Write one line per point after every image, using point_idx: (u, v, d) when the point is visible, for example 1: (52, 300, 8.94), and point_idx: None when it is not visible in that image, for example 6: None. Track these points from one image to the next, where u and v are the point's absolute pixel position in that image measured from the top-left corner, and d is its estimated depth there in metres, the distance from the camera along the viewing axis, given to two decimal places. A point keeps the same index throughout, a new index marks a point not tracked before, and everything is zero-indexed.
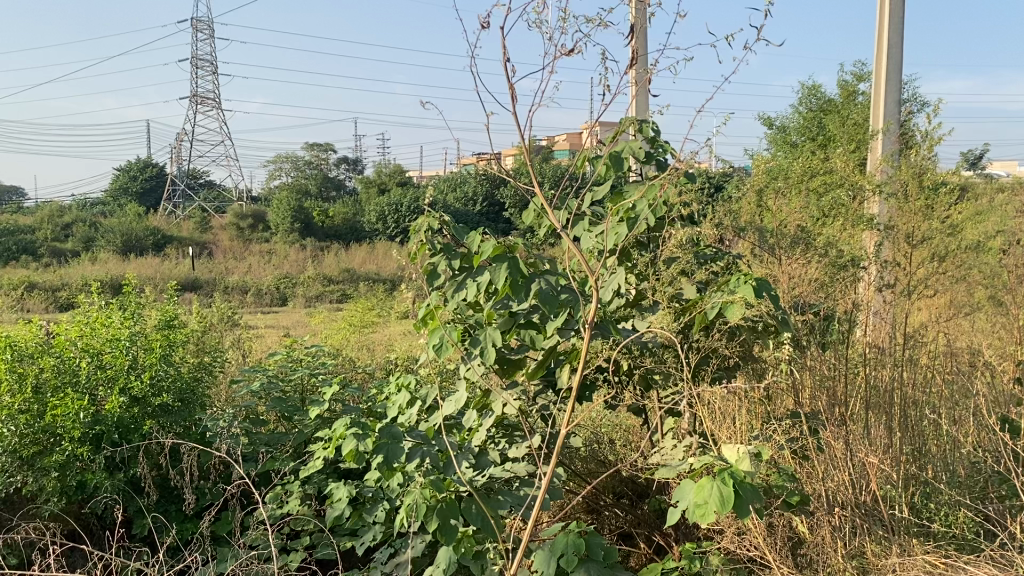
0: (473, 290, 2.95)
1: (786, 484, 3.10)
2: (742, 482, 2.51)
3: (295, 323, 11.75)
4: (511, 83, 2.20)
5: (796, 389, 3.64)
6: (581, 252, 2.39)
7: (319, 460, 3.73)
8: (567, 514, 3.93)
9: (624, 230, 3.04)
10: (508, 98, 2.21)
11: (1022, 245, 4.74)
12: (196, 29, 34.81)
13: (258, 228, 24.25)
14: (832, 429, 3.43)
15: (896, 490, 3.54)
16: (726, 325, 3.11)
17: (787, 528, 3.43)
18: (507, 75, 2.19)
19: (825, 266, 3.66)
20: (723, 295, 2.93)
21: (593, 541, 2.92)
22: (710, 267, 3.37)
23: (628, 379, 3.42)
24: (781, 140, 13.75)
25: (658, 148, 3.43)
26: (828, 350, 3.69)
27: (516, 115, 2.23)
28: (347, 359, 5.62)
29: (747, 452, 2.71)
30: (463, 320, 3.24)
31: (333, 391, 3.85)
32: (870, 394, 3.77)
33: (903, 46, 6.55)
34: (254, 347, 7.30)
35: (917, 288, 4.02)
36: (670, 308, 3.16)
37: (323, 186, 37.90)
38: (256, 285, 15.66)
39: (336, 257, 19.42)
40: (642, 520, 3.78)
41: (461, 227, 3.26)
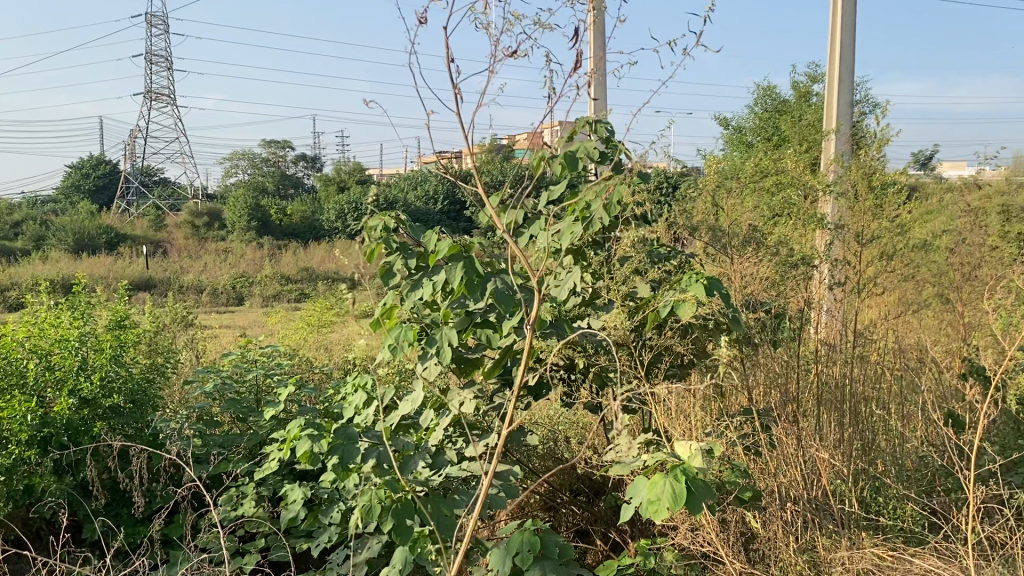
0: (428, 289, 2.94)
1: (738, 481, 3.15)
2: (694, 478, 2.54)
3: (252, 322, 11.63)
4: (453, 82, 2.15)
5: (748, 386, 3.69)
6: (525, 257, 2.32)
7: (274, 461, 3.69)
8: (524, 512, 3.94)
9: (579, 230, 3.05)
10: (450, 98, 2.16)
11: (968, 244, 4.86)
12: (150, 24, 34.25)
13: (215, 227, 23.91)
14: (783, 425, 3.49)
15: (845, 484, 3.61)
16: (679, 323, 3.18)
17: (740, 524, 3.48)
18: (449, 74, 2.13)
19: (776, 265, 3.73)
20: (675, 294, 2.98)
21: (549, 539, 2.91)
22: (664, 266, 3.41)
23: (583, 377, 3.44)
24: (737, 140, 13.92)
25: (613, 148, 3.46)
26: (780, 348, 3.75)
27: (458, 115, 2.17)
28: (304, 359, 5.57)
29: (699, 448, 2.75)
30: (419, 320, 3.23)
31: (288, 391, 3.82)
32: (820, 391, 3.84)
33: (855, 48, 6.66)
34: (209, 346, 7.20)
35: (865, 286, 4.11)
36: (625, 307, 3.26)
37: (281, 184, 37.52)
38: (212, 285, 15.45)
39: (295, 256, 19.24)
40: (598, 517, 3.80)
41: (416, 227, 3.27)
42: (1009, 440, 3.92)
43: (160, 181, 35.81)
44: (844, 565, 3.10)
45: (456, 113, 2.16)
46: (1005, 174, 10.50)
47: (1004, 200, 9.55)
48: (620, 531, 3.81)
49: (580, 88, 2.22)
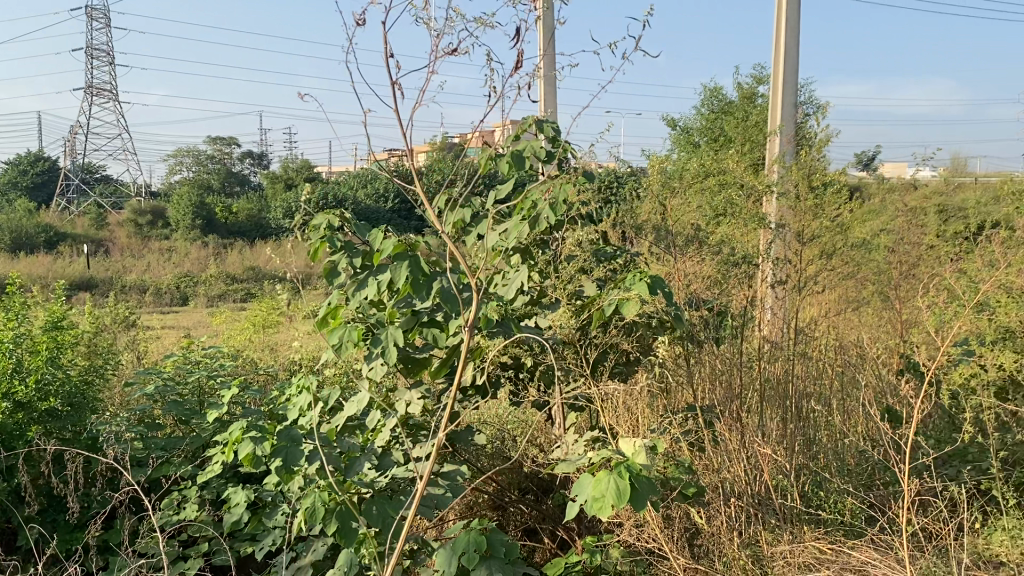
0: (372, 289, 2.90)
1: (682, 477, 3.19)
2: (638, 475, 2.57)
3: (196, 323, 11.41)
4: (392, 78, 2.14)
5: (693, 383, 3.74)
6: (463, 255, 2.29)
7: (217, 464, 3.63)
8: (471, 512, 3.93)
9: (526, 229, 3.05)
10: (389, 94, 2.14)
11: (905, 243, 4.99)
12: (91, 17, 33.40)
13: (158, 226, 23.42)
14: (726, 420, 3.56)
15: (787, 479, 3.68)
16: (623, 322, 3.22)
17: (685, 520, 3.53)
18: (387, 69, 2.12)
19: (718, 263, 3.82)
20: (620, 292, 3.00)
21: (495, 538, 2.91)
22: (610, 265, 3.43)
23: (531, 376, 3.44)
24: (684, 140, 14.09)
25: (559, 148, 3.46)
26: (724, 345, 3.80)
27: (397, 112, 2.16)
28: (249, 360, 5.48)
29: (643, 445, 2.78)
30: (364, 319, 3.18)
31: (232, 393, 3.75)
32: (763, 387, 3.90)
33: (798, 50, 6.78)
34: (151, 347, 7.05)
35: (806, 284, 4.19)
36: (570, 305, 3.32)
37: (227, 182, 36.92)
38: (155, 285, 15.13)
39: (241, 255, 18.94)
40: (547, 516, 3.81)
41: (362, 225, 3.23)
42: (943, 434, 4.04)
43: (101, 179, 34.95)
44: (785, 559, 3.16)
45: (395, 111, 2.15)
46: (941, 175, 10.81)
47: (940, 199, 9.83)
48: (568, 529, 3.82)
49: (521, 89, 2.21)
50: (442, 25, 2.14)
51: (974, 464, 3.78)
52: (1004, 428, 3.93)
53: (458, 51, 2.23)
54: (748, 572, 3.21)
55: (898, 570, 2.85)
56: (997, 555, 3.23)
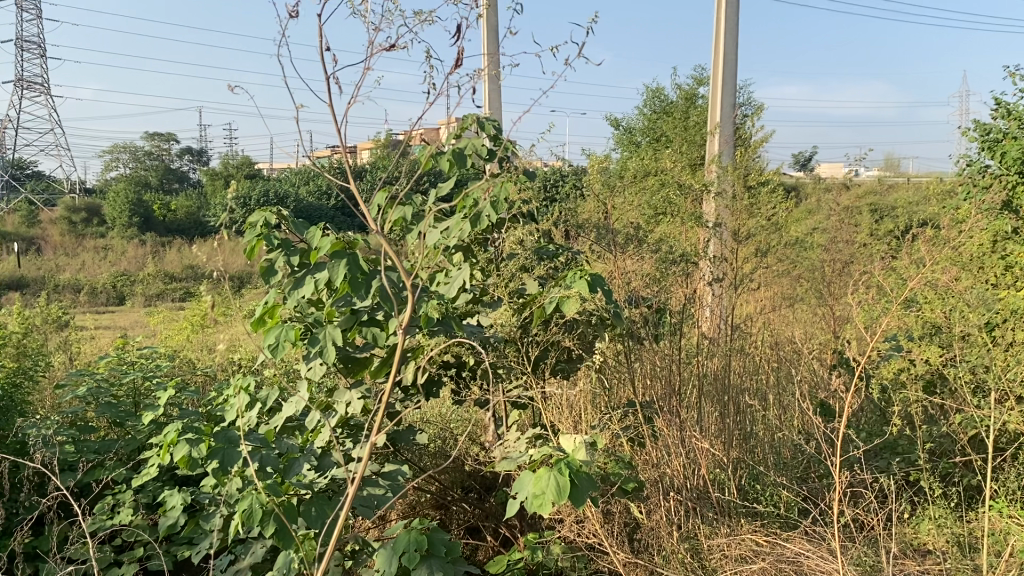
0: (310, 287, 2.87)
1: (622, 473, 3.23)
2: (578, 472, 2.59)
3: (133, 323, 11.15)
4: (327, 74, 2.03)
5: (633, 380, 3.78)
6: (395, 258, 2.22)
7: (152, 467, 3.55)
8: (414, 510, 3.91)
9: (467, 227, 3.04)
10: (324, 90, 2.03)
11: (838, 241, 5.11)
12: (21, 9, 32.36)
13: (93, 223, 22.80)
14: (665, 416, 3.60)
15: (725, 473, 3.75)
16: (564, 319, 3.22)
17: (625, 515, 3.57)
18: (323, 64, 2.00)
19: (656, 262, 3.82)
20: (560, 290, 3.01)
21: (436, 537, 2.91)
22: (551, 262, 3.45)
23: (472, 375, 3.44)
24: (627, 140, 14.23)
25: (500, 146, 3.46)
26: (663, 342, 3.84)
27: (333, 109, 2.05)
28: (186, 360, 5.37)
29: (583, 441, 2.80)
30: (302, 318, 3.14)
31: (167, 394, 3.68)
32: (702, 383, 3.96)
33: (737, 52, 6.89)
34: (84, 348, 6.86)
35: (743, 282, 4.27)
36: (513, 303, 3.28)
37: (165, 179, 36.13)
38: (90, 284, 14.73)
39: (180, 254, 18.54)
40: (489, 514, 3.81)
41: (300, 222, 3.18)
42: (874, 426, 4.16)
43: (33, 175, 33.90)
44: (722, 551, 3.22)
45: (330, 108, 2.04)
46: (874, 176, 11.11)
47: (873, 198, 10.10)
48: (510, 526, 3.84)
49: (461, 87, 2.15)
50: (380, 19, 2.04)
51: (903, 456, 3.90)
52: (931, 420, 4.06)
53: (395, 46, 2.15)
54: (686, 566, 3.26)
55: (830, 560, 2.93)
56: (924, 544, 3.34)
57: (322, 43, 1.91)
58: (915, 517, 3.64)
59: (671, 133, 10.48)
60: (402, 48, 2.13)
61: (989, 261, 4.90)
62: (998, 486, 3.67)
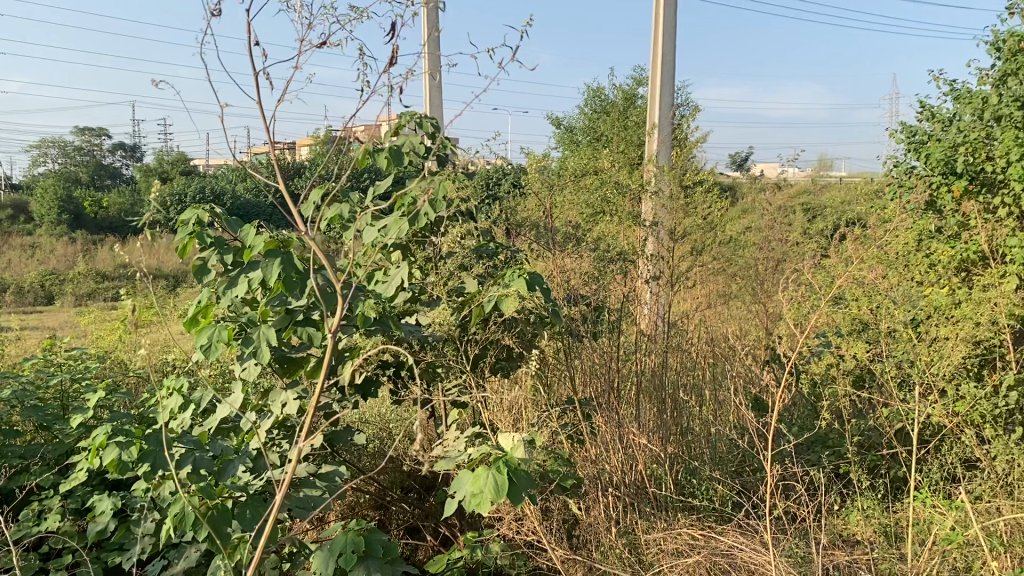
0: (244, 287, 2.82)
1: (560, 470, 3.25)
2: (516, 470, 2.60)
3: (61, 324, 10.81)
4: (255, 69, 2.01)
5: (572, 378, 3.79)
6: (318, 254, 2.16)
7: (80, 472, 3.45)
8: (352, 511, 3.88)
9: (405, 226, 3.01)
10: (251, 85, 2.01)
11: (771, 240, 5.21)
12: None
13: (19, 220, 22.05)
14: (603, 414, 3.63)
15: (663, 468, 3.80)
16: (502, 318, 3.22)
17: (564, 512, 3.59)
18: (249, 59, 1.99)
19: (594, 260, 3.85)
20: (499, 289, 3.01)
21: (374, 537, 2.88)
22: (490, 261, 3.44)
23: (411, 374, 3.41)
24: (567, 139, 14.32)
25: (438, 144, 3.43)
26: (601, 340, 3.87)
27: (260, 104, 2.03)
28: (117, 362, 5.24)
29: (521, 439, 2.81)
30: (236, 318, 3.08)
31: (96, 397, 3.57)
32: (640, 380, 4.00)
33: (675, 53, 6.98)
34: (8, 349, 6.63)
35: (680, 280, 4.33)
36: (451, 302, 3.27)
37: (96, 175, 35.13)
38: (17, 283, 14.25)
39: (112, 252, 18.06)
40: (429, 513, 3.79)
41: (234, 220, 3.10)
42: (805, 420, 4.26)
43: None
44: (659, 545, 3.26)
45: (257, 103, 2.02)
46: (806, 176, 11.38)
47: (805, 198, 10.35)
48: (450, 525, 3.83)
49: (395, 85, 2.14)
50: (313, 19, 2.05)
51: (832, 449, 4.00)
52: (860, 413, 4.17)
53: (330, 42, 2.14)
54: (624, 561, 3.30)
55: (762, 552, 2.99)
56: (853, 534, 3.44)
57: (252, 44, 1.93)
58: (843, 508, 3.75)
59: (611, 132, 10.58)
60: (337, 45, 2.12)
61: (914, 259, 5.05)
62: (921, 477, 3.80)
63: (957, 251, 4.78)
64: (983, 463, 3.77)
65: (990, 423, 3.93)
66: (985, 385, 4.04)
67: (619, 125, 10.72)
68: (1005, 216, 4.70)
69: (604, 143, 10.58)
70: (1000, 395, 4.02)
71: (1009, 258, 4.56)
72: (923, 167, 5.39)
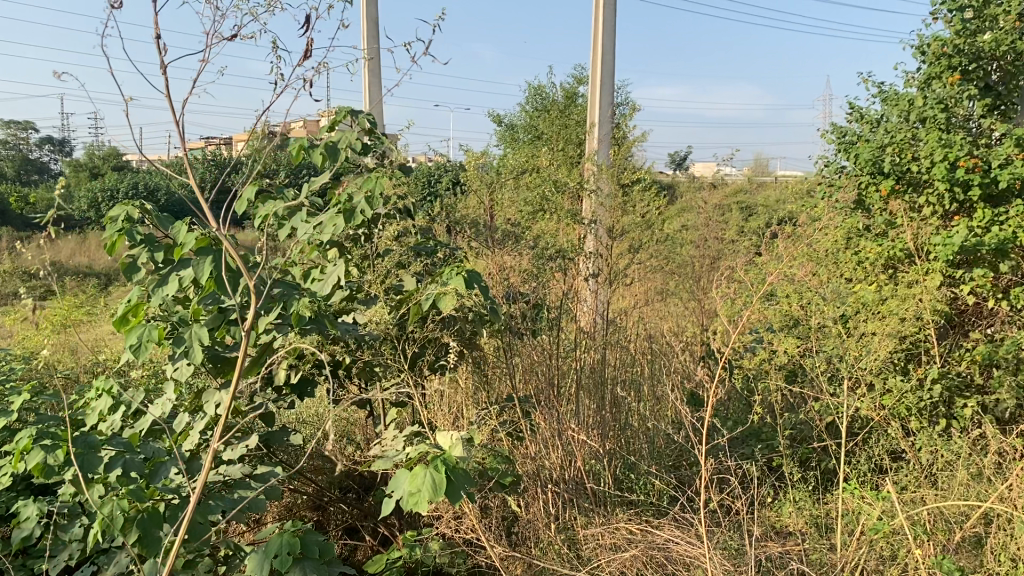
0: (175, 285, 2.74)
1: (499, 467, 3.26)
2: (454, 468, 2.60)
3: None
4: (164, 61, 2.03)
5: (511, 375, 3.80)
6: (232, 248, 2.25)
7: (4, 477, 3.31)
8: (289, 512, 3.82)
9: (341, 223, 2.98)
10: (158, 77, 2.03)
11: (707, 238, 5.30)
12: None
13: None
14: (542, 411, 3.64)
15: (601, 464, 3.83)
16: (440, 316, 3.21)
17: (503, 509, 3.60)
18: (157, 52, 2.00)
19: (533, 258, 3.87)
20: (436, 287, 2.99)
21: (310, 538, 2.84)
22: (428, 258, 3.43)
23: (348, 373, 3.38)
24: (508, 137, 14.34)
25: (376, 140, 3.40)
26: (541, 337, 3.88)
27: (167, 96, 2.05)
28: (44, 362, 5.07)
29: (459, 437, 2.81)
30: (168, 317, 3.01)
31: (21, 399, 3.45)
32: (580, 377, 4.03)
33: (615, 53, 7.04)
34: None
35: (618, 277, 4.37)
36: (389, 300, 3.24)
37: (22, 170, 33.96)
38: None
39: None
40: (368, 513, 3.76)
41: (165, 217, 3.03)
42: (740, 415, 4.34)
43: None
44: (597, 541, 3.29)
45: (164, 95, 2.04)
46: (741, 176, 11.60)
47: (740, 198, 10.54)
48: (390, 524, 3.80)
49: (308, 77, 2.15)
50: (222, 12, 2.07)
51: (766, 442, 4.09)
52: (792, 408, 4.27)
53: (242, 35, 2.16)
54: (563, 556, 3.32)
55: (697, 544, 3.05)
56: (786, 525, 3.51)
57: (155, 33, 1.96)
58: (776, 500, 3.83)
59: (551, 131, 10.62)
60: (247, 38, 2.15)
61: (844, 257, 5.18)
62: (850, 468, 3.90)
63: (884, 248, 4.92)
64: (908, 454, 3.89)
65: (914, 415, 4.06)
66: (910, 379, 4.17)
67: (559, 124, 10.78)
68: (929, 215, 4.86)
69: (544, 141, 10.63)
70: (924, 388, 4.16)
71: (932, 255, 4.72)
72: (853, 167, 5.53)
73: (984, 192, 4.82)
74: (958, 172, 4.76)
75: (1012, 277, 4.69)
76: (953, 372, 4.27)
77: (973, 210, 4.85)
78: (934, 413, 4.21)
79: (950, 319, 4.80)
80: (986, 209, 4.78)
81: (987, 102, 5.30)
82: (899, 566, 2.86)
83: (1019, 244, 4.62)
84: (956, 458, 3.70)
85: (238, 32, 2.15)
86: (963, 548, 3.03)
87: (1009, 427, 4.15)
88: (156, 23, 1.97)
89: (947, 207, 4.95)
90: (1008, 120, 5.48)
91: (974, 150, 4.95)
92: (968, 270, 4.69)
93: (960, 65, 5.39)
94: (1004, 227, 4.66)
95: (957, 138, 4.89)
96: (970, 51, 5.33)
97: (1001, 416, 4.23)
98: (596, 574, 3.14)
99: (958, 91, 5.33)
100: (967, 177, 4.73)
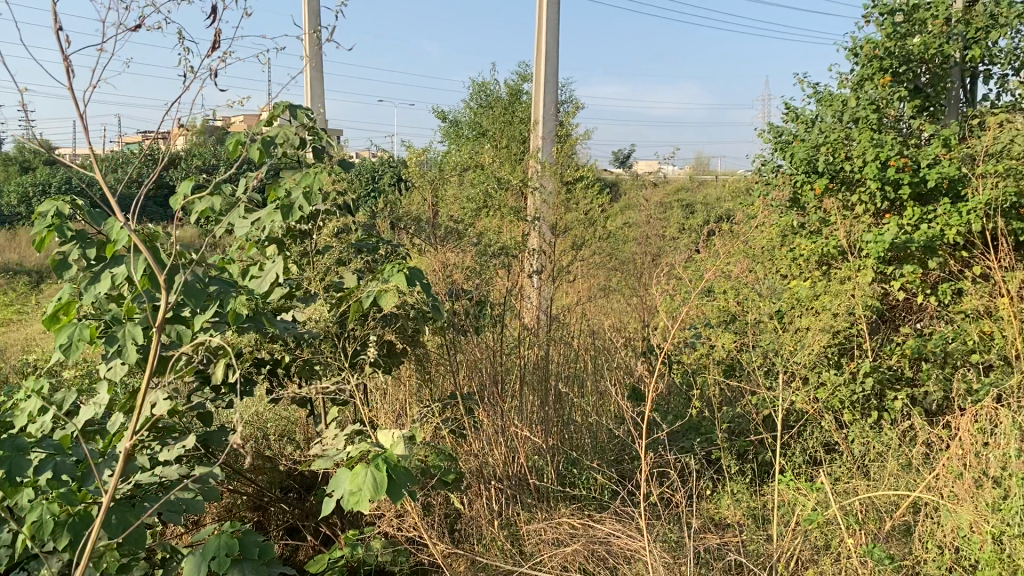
0: (107, 283, 2.69)
1: (442, 465, 3.25)
2: (395, 466, 2.59)
3: None
4: (65, 56, 1.80)
5: (454, 373, 3.80)
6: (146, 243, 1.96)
7: None
8: (229, 513, 3.76)
9: (279, 221, 2.95)
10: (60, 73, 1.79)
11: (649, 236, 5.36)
12: None
13: None
14: (485, 408, 3.65)
15: (544, 460, 3.86)
16: (381, 313, 3.19)
17: (445, 506, 3.60)
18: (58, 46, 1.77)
19: (476, 255, 3.87)
20: (377, 284, 2.97)
21: (248, 539, 2.80)
22: (369, 255, 3.40)
23: (288, 371, 3.33)
24: (453, 133, 14.30)
25: (315, 135, 3.37)
26: (483, 334, 3.88)
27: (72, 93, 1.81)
28: None
29: (400, 436, 2.80)
30: (100, 316, 2.94)
31: None
32: (523, 373, 4.04)
33: (559, 51, 7.07)
34: None
35: (560, 274, 4.39)
36: (329, 298, 3.20)
37: None
38: None
39: None
40: (310, 512, 3.72)
41: (97, 212, 2.95)
42: (680, 409, 4.40)
43: None
44: (538, 537, 3.31)
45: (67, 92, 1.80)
46: (682, 174, 11.76)
47: (681, 197, 10.70)
48: (332, 523, 3.77)
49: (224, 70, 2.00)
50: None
51: (705, 436, 4.16)
52: (730, 402, 4.35)
53: (147, 26, 1.94)
54: (506, 552, 3.34)
55: (637, 538, 3.09)
56: (724, 518, 3.58)
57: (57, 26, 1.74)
58: (715, 493, 3.90)
59: (495, 127, 10.62)
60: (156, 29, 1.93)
61: (780, 254, 5.29)
62: (786, 460, 3.99)
63: (819, 245, 5.04)
64: (841, 446, 4.00)
65: (847, 408, 4.17)
66: (843, 372, 4.28)
67: (503, 121, 10.79)
68: (861, 213, 4.99)
69: (488, 138, 10.63)
70: (856, 381, 4.28)
71: (864, 252, 4.85)
72: (789, 165, 5.65)
73: (914, 190, 4.98)
74: (889, 171, 4.90)
75: (939, 273, 4.85)
76: (884, 365, 4.40)
77: (903, 208, 5.00)
78: (866, 405, 4.33)
79: (881, 314, 4.94)
80: (915, 206, 4.93)
81: (917, 103, 5.50)
82: (831, 556, 2.94)
83: (946, 241, 4.78)
84: (886, 449, 3.82)
85: (141, 23, 1.93)
86: (893, 536, 3.13)
87: (936, 418, 4.30)
88: (57, 14, 1.75)
89: (879, 205, 5.09)
90: (936, 121, 5.65)
91: (904, 150, 5.10)
92: (898, 267, 4.84)
93: (891, 67, 5.56)
94: (933, 224, 4.82)
95: (888, 138, 5.03)
96: (901, 53, 5.51)
97: (929, 408, 4.37)
98: (538, 569, 3.16)
99: (889, 92, 5.50)
100: (897, 176, 4.90)
